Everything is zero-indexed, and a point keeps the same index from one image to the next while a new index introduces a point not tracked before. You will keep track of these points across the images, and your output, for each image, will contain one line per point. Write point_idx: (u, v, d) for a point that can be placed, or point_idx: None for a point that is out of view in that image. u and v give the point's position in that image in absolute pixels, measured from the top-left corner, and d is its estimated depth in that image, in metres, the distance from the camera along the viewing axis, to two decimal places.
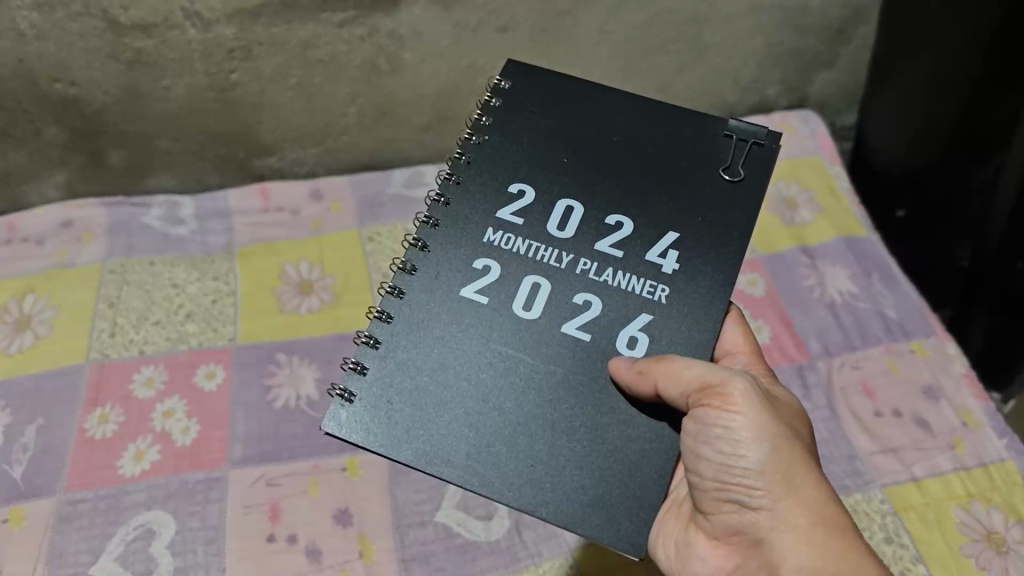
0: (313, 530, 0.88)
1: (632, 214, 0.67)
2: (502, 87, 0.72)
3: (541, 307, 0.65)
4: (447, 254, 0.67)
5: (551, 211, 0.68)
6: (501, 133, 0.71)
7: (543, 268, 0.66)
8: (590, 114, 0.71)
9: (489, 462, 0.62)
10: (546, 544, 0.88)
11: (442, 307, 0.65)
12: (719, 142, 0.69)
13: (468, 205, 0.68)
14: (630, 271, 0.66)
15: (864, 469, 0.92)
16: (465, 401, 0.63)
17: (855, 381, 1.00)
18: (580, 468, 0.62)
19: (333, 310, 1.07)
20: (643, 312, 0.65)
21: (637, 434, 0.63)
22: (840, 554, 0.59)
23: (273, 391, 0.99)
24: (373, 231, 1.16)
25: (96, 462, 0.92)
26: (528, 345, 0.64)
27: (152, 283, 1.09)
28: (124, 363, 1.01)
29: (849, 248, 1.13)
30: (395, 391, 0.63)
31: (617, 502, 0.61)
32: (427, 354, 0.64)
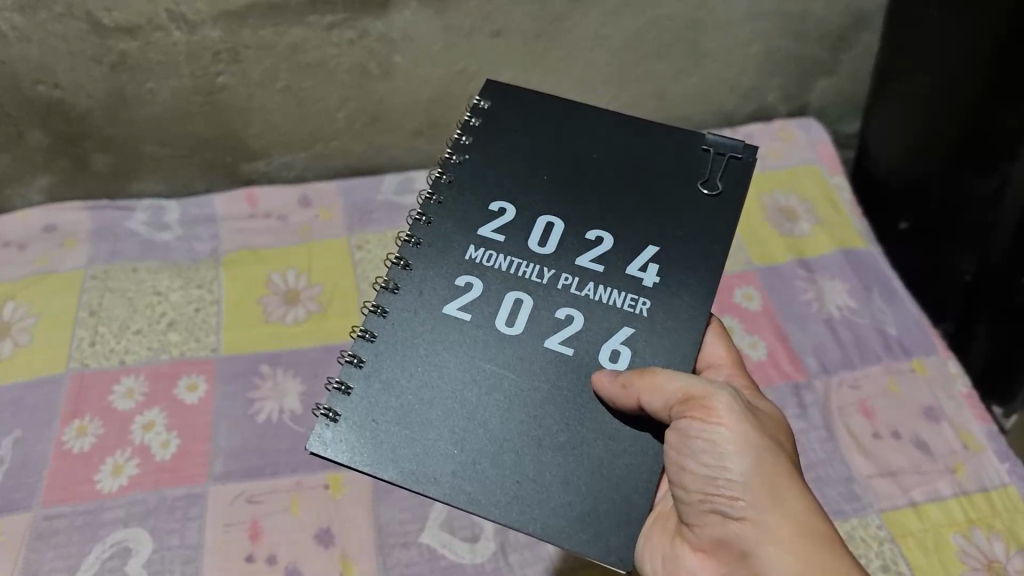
0: (294, 550, 0.86)
1: (614, 229, 0.65)
2: (482, 106, 0.71)
3: (524, 322, 0.63)
4: (430, 272, 0.64)
5: (532, 227, 0.66)
6: (483, 151, 0.69)
7: (525, 284, 0.64)
8: (571, 132, 0.69)
9: (474, 480, 0.59)
10: (532, 568, 0.85)
11: (425, 324, 0.63)
12: (698, 156, 0.67)
13: (448, 223, 0.66)
14: (611, 286, 0.63)
15: (861, 492, 0.89)
16: (449, 417, 0.60)
17: (853, 400, 0.97)
18: (566, 483, 0.59)
19: (319, 321, 1.05)
20: (625, 325, 0.62)
21: (622, 448, 0.60)
22: (832, 564, 0.55)
23: (256, 404, 0.97)
24: (361, 240, 1.13)
25: (73, 476, 0.90)
26: (512, 361, 0.62)
27: (135, 291, 1.07)
28: (105, 373, 0.98)
29: (847, 262, 1.10)
30: (380, 409, 0.61)
31: (606, 516, 0.59)
32: (411, 371, 0.62)
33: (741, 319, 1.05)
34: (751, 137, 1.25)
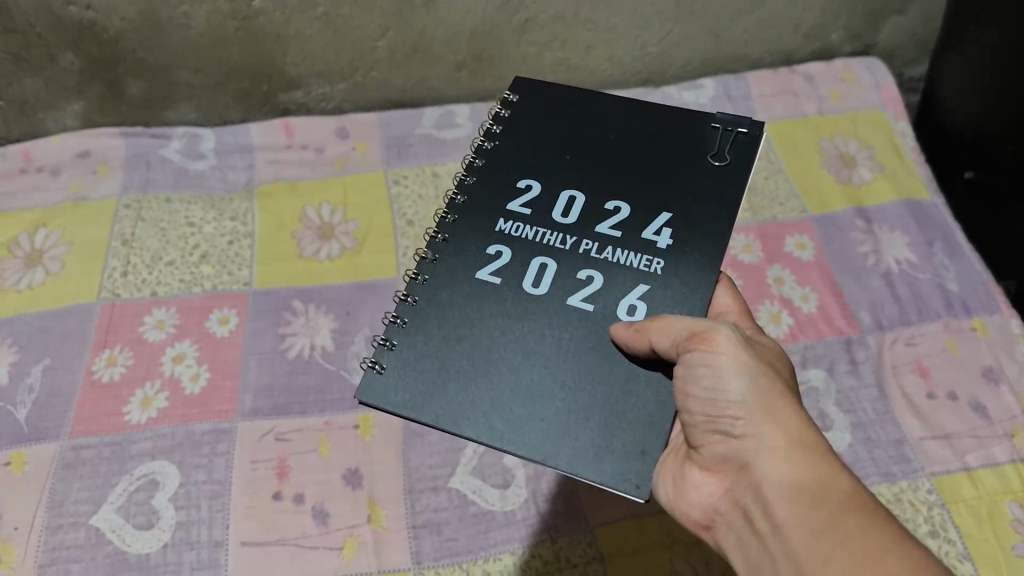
0: (322, 490, 0.84)
1: (632, 199, 0.63)
2: (511, 99, 0.70)
3: (549, 284, 0.60)
4: (465, 242, 0.63)
5: (555, 200, 0.64)
6: (512, 135, 0.68)
7: (549, 250, 0.61)
8: (591, 116, 0.68)
9: (503, 419, 0.57)
10: (564, 520, 0.82)
11: (461, 286, 0.61)
12: (707, 132, 0.65)
13: (480, 200, 0.64)
14: (628, 248, 0.61)
15: (912, 455, 0.85)
16: (478, 361, 0.59)
17: (908, 359, 0.92)
18: (588, 420, 0.56)
19: (353, 258, 1.02)
20: (641, 283, 0.60)
21: (639, 388, 0.57)
22: (826, 473, 0.50)
23: (288, 340, 0.95)
24: (399, 174, 1.10)
25: (103, 407, 0.89)
26: (539, 313, 0.59)
27: (168, 221, 1.04)
28: (135, 305, 0.97)
29: (910, 214, 1.05)
30: (420, 358, 0.59)
31: (636, 451, 0.55)
32: (444, 320, 0.60)
33: (791, 268, 1.00)
34: (811, 77, 1.19)
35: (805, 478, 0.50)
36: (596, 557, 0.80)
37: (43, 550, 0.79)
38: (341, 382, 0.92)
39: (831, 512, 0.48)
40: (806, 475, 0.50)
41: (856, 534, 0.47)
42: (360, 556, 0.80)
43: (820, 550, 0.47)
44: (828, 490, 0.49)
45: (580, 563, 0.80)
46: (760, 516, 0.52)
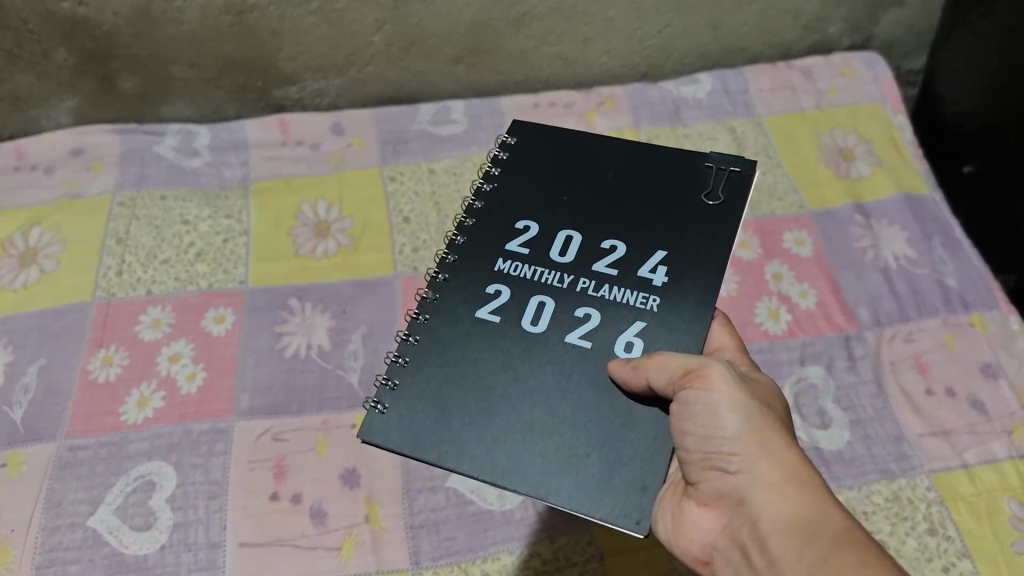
0: (319, 490, 0.83)
1: (629, 237, 0.63)
2: (510, 142, 0.71)
3: (548, 321, 0.60)
4: (464, 283, 0.63)
5: (552, 240, 0.64)
6: (511, 177, 0.69)
7: (546, 288, 0.62)
8: (587, 158, 0.69)
9: (504, 456, 0.57)
10: (563, 519, 0.82)
11: (461, 323, 0.61)
12: (700, 171, 0.66)
13: (479, 240, 0.65)
14: (625, 286, 0.61)
15: (911, 452, 0.85)
16: (479, 399, 0.59)
17: (907, 356, 0.92)
18: (588, 456, 0.56)
19: (349, 256, 1.02)
20: (637, 320, 0.60)
21: (637, 422, 0.57)
22: (822, 508, 0.50)
23: (285, 339, 0.94)
24: (395, 170, 1.10)
25: (99, 407, 0.88)
26: (537, 350, 0.60)
27: (163, 219, 1.04)
28: (131, 303, 0.96)
29: (909, 209, 1.04)
30: (421, 397, 0.59)
31: (635, 485, 0.55)
32: (444, 357, 0.60)
33: (789, 264, 1.00)
34: (809, 71, 1.18)
35: (800, 511, 0.50)
36: (596, 555, 0.80)
37: (40, 551, 0.79)
38: (338, 380, 0.91)
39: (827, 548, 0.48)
40: (800, 510, 0.50)
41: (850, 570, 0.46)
42: (358, 555, 0.79)
43: None
44: (823, 525, 0.49)
45: (579, 562, 0.80)
46: (756, 551, 0.52)
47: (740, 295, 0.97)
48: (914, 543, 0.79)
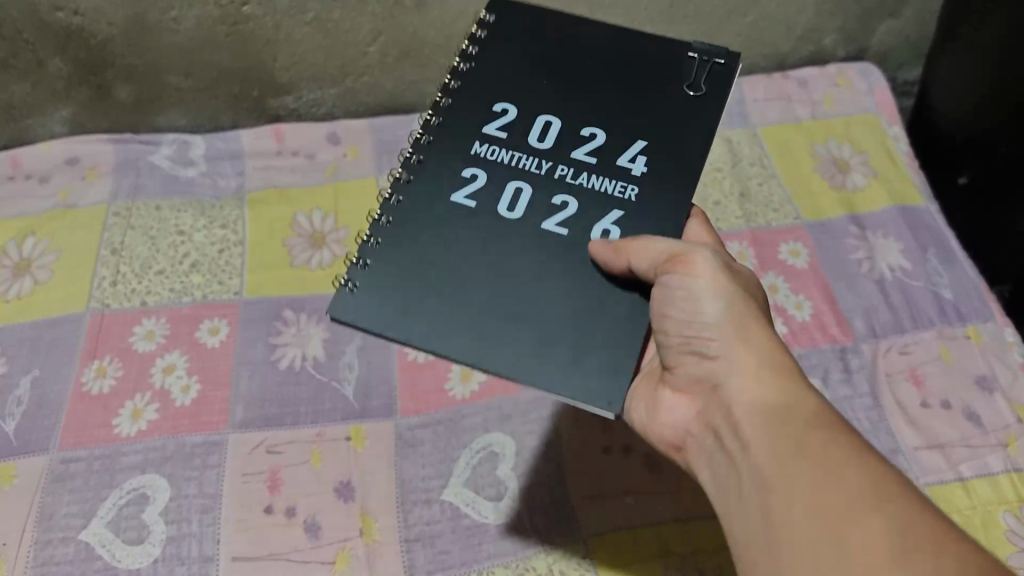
0: (313, 503, 0.83)
1: (608, 125, 0.66)
2: (488, 21, 0.70)
3: (524, 208, 0.64)
4: (443, 165, 0.65)
5: (530, 125, 0.66)
6: (489, 59, 0.69)
7: (525, 175, 0.65)
8: (567, 40, 0.70)
9: (477, 336, 0.60)
10: (559, 532, 0.82)
11: (435, 210, 0.64)
12: (683, 61, 0.67)
13: (458, 121, 0.67)
14: (603, 174, 0.64)
15: (906, 465, 0.85)
16: (454, 284, 0.62)
17: (902, 368, 0.92)
18: (556, 343, 0.60)
19: (345, 266, 1.01)
20: (613, 208, 0.63)
21: (602, 308, 0.61)
22: (793, 393, 0.54)
23: (279, 350, 0.94)
24: (391, 181, 1.10)
25: (92, 419, 0.88)
26: (512, 236, 0.63)
27: (157, 229, 1.04)
28: (124, 314, 0.96)
29: (904, 219, 1.04)
30: (394, 276, 0.62)
31: (599, 367, 0.59)
32: (416, 239, 0.63)
33: (785, 276, 0.99)
34: (805, 81, 1.18)
35: (774, 397, 0.55)
36: (590, 567, 0.80)
37: (32, 566, 0.79)
38: (332, 392, 0.91)
39: (797, 431, 0.52)
40: (768, 395, 0.55)
41: (816, 449, 0.51)
42: (352, 570, 0.79)
43: (785, 467, 0.51)
44: (795, 410, 0.53)
45: None
46: (727, 432, 0.56)
47: None
48: None
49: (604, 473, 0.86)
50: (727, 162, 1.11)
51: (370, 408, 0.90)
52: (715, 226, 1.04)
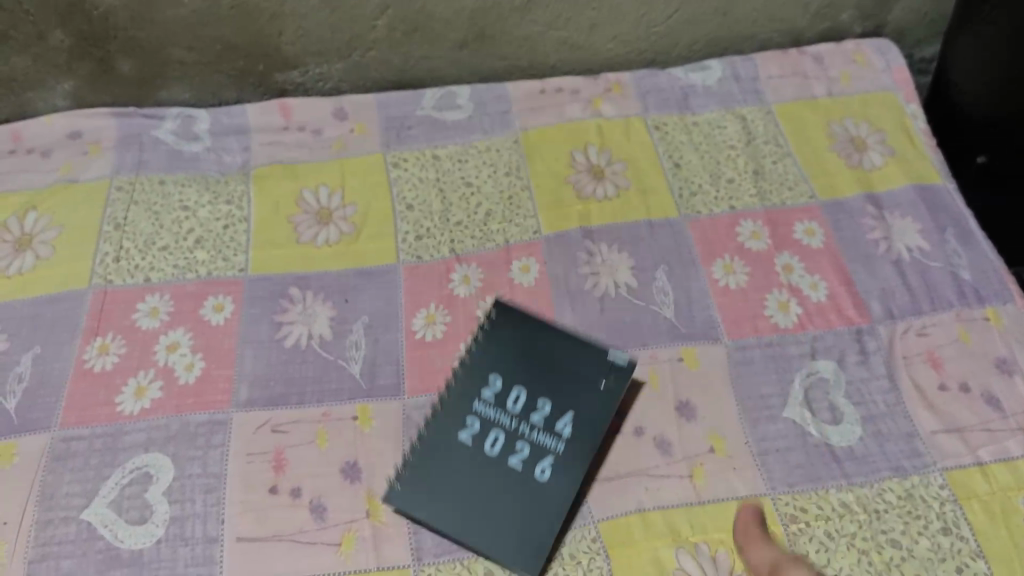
0: (319, 484, 0.82)
1: (554, 403, 0.84)
2: (491, 315, 0.90)
3: (498, 449, 0.82)
4: (446, 424, 0.83)
5: (508, 397, 0.84)
6: (490, 340, 0.88)
7: (499, 426, 0.83)
8: (539, 334, 0.88)
9: (465, 516, 0.78)
10: (569, 514, 0.80)
11: (444, 439, 0.82)
12: (601, 366, 0.85)
13: (461, 395, 0.85)
14: (547, 433, 0.82)
15: (924, 449, 0.83)
16: (458, 476, 0.80)
17: (919, 350, 0.90)
18: (516, 518, 0.78)
19: (352, 243, 1.00)
20: (549, 455, 0.81)
21: (549, 509, 0.78)
22: None
23: (285, 328, 0.92)
24: (399, 157, 1.08)
25: (95, 397, 0.86)
26: (493, 478, 0.80)
27: (161, 204, 1.02)
28: (127, 291, 0.94)
29: (922, 199, 1.02)
30: (418, 483, 0.80)
31: (540, 541, 0.77)
32: (432, 448, 0.82)
33: (800, 256, 0.98)
34: (821, 58, 1.16)
35: None
36: (601, 551, 0.78)
37: (33, 546, 0.77)
38: (339, 371, 0.89)
39: None
40: None
41: None
42: (359, 551, 0.78)
43: None
44: None
45: (585, 560, 0.77)
46: None
47: (749, 287, 0.95)
48: (927, 543, 0.77)
49: (615, 454, 0.84)
50: (741, 139, 1.09)
51: (377, 387, 0.88)
52: (728, 205, 1.03)
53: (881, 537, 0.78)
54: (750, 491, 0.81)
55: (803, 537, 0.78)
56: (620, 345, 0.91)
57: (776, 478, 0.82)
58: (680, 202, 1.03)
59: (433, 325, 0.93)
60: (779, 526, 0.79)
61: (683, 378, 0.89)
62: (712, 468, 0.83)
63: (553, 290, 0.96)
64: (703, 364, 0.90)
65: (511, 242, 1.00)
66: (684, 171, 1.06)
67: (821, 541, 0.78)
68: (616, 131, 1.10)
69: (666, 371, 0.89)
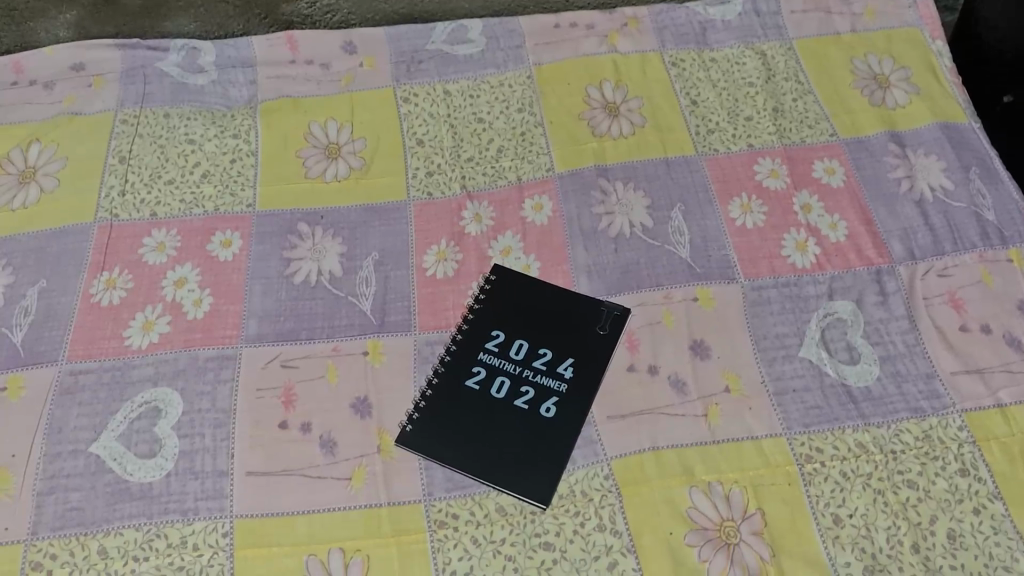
0: (329, 419, 0.81)
1: (555, 348, 0.85)
2: (493, 267, 0.91)
3: (504, 392, 0.82)
4: (453, 369, 0.83)
5: (511, 345, 0.85)
6: (493, 293, 0.89)
7: (504, 372, 0.83)
8: (540, 285, 0.89)
9: (477, 456, 0.78)
10: (582, 452, 0.79)
11: (452, 384, 0.83)
12: (599, 312, 0.87)
13: (467, 342, 0.85)
14: (550, 375, 0.83)
15: (943, 391, 0.82)
16: (464, 416, 0.80)
17: (941, 291, 0.88)
18: (527, 455, 0.78)
19: (361, 178, 0.98)
20: (554, 395, 0.82)
21: (558, 446, 0.79)
22: None
23: (294, 264, 0.91)
24: (409, 91, 1.05)
25: (102, 330, 0.85)
26: (501, 419, 0.80)
27: (166, 137, 1.00)
28: (133, 226, 0.93)
29: (947, 137, 1.00)
30: (429, 425, 0.80)
31: (552, 475, 0.77)
32: (441, 393, 0.82)
33: (819, 196, 0.95)
34: None
35: None
36: (613, 489, 0.77)
37: (41, 478, 0.77)
38: (349, 307, 0.88)
39: None
40: None
41: None
42: (369, 486, 0.77)
43: None
44: None
45: (597, 497, 0.76)
46: None
47: (767, 226, 0.93)
48: (944, 485, 0.77)
49: (629, 393, 0.82)
50: (761, 76, 1.06)
51: (387, 324, 0.87)
52: (747, 142, 1.00)
53: (897, 477, 0.77)
54: (766, 430, 0.80)
55: (818, 477, 0.77)
56: (634, 285, 0.89)
57: (792, 418, 0.81)
58: (697, 139, 1.01)
59: (444, 262, 0.92)
60: (793, 465, 0.78)
61: (697, 318, 0.87)
62: (727, 408, 0.81)
63: (567, 228, 0.94)
64: (717, 305, 0.88)
65: (524, 180, 0.98)
66: (701, 108, 1.03)
67: (836, 481, 0.77)
68: (632, 66, 1.07)
69: (680, 311, 0.88)
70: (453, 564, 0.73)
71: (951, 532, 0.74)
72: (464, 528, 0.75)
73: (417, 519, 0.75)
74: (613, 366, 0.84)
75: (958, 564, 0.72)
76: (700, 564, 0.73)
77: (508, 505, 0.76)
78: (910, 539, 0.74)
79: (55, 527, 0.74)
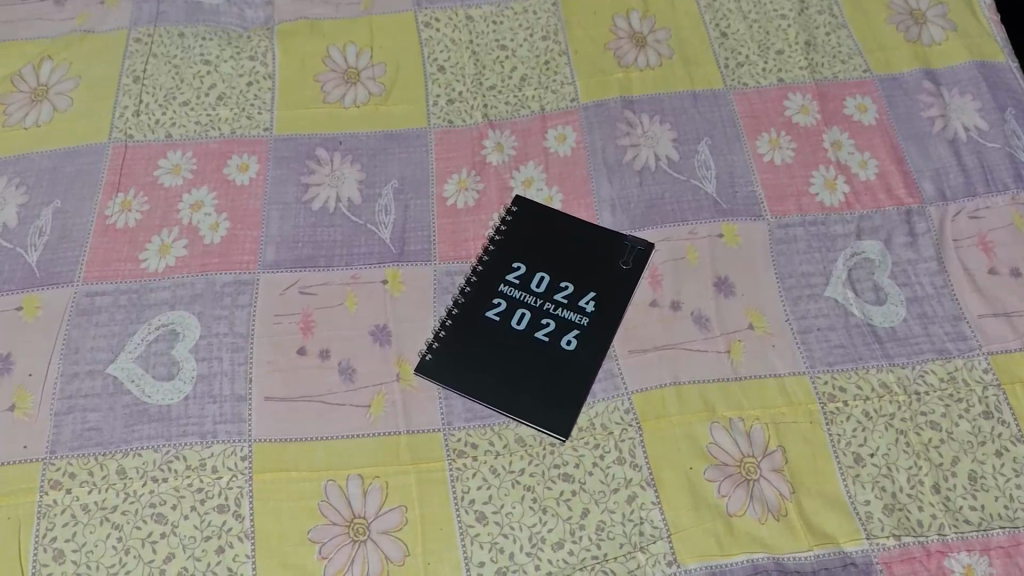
0: (348, 347, 0.80)
1: (577, 281, 0.83)
2: (514, 202, 0.89)
3: (524, 324, 0.80)
4: (474, 299, 0.82)
5: (533, 279, 0.83)
6: (514, 227, 0.87)
7: (524, 305, 0.82)
8: (563, 219, 0.87)
9: (497, 389, 0.77)
10: (602, 386, 0.78)
11: (472, 315, 0.81)
12: (623, 247, 0.86)
13: (488, 275, 0.84)
14: (571, 308, 0.82)
15: (969, 333, 0.81)
16: (484, 349, 0.79)
17: (970, 233, 0.87)
18: (546, 388, 0.77)
19: (381, 104, 0.96)
20: (575, 328, 0.80)
21: (578, 379, 0.78)
22: None
23: (312, 190, 0.89)
24: (430, 17, 1.02)
25: (118, 252, 0.84)
26: (521, 351, 0.79)
27: (181, 58, 0.97)
28: (148, 147, 0.91)
29: (984, 75, 0.97)
30: (449, 354, 0.79)
31: (571, 409, 0.76)
32: (461, 323, 0.81)
33: (850, 133, 0.93)
34: None
35: None
36: (634, 423, 0.76)
37: (58, 399, 0.76)
38: (368, 235, 0.87)
39: None
40: None
41: None
42: (387, 415, 0.77)
43: None
44: None
45: (617, 431, 0.76)
46: None
47: (795, 163, 0.91)
48: (967, 426, 0.76)
49: (651, 328, 0.81)
50: (794, 8, 1.03)
51: (408, 253, 0.86)
52: (778, 77, 0.97)
53: (920, 418, 0.76)
54: (789, 368, 0.79)
55: (840, 416, 0.77)
56: (659, 220, 0.88)
57: (815, 357, 0.80)
58: (726, 72, 0.98)
59: (464, 192, 0.90)
60: (815, 404, 0.77)
61: (721, 256, 0.86)
62: (751, 345, 0.80)
63: (591, 160, 0.92)
64: (742, 242, 0.86)
65: (547, 109, 0.96)
66: (731, 41, 1.01)
67: (858, 421, 0.76)
68: None
69: (704, 248, 0.86)
70: (471, 493, 0.73)
71: (972, 473, 0.74)
72: (483, 458, 0.74)
73: (436, 449, 0.75)
74: (635, 301, 0.83)
75: (978, 505, 0.72)
76: (719, 499, 0.73)
77: (528, 436, 0.76)
78: (931, 480, 0.73)
79: (73, 446, 0.74)
